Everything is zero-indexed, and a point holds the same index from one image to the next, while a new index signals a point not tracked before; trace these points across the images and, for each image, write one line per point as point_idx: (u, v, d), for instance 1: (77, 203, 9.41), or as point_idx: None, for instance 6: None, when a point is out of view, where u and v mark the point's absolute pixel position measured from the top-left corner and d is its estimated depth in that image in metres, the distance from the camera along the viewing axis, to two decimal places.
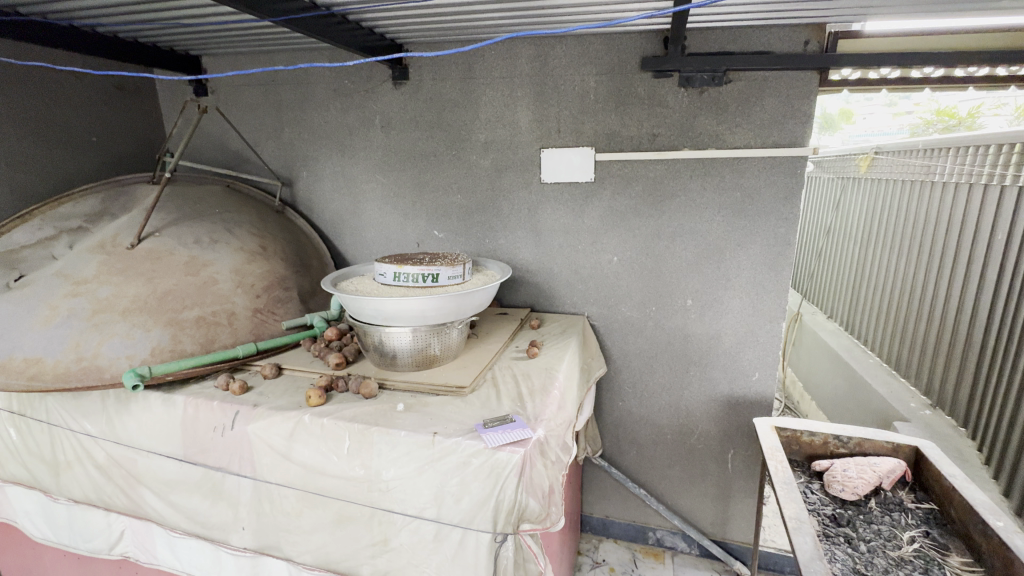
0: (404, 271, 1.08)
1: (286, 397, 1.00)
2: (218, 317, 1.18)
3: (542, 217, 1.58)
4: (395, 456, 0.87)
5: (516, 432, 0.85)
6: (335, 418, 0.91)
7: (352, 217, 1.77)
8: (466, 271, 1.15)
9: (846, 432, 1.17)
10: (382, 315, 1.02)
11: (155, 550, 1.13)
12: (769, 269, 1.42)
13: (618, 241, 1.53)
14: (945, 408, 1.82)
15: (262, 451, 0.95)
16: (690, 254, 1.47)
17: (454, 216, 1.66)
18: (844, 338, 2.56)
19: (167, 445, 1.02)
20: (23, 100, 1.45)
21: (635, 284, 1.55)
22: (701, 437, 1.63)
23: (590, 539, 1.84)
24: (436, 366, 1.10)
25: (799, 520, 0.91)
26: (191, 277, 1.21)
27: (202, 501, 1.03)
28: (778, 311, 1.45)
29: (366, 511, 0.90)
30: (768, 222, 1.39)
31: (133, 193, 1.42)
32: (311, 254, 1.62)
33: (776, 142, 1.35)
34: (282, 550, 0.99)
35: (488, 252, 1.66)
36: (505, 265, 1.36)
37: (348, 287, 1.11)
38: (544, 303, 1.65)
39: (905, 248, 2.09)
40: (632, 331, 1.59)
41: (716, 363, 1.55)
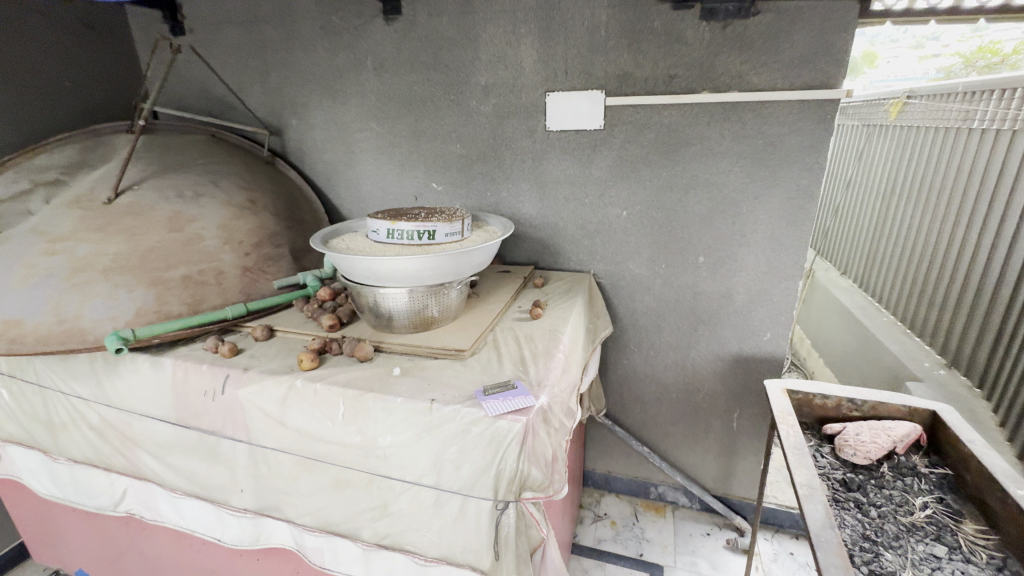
0: (399, 228, 1.00)
1: (278, 360, 0.96)
2: (206, 276, 1.12)
3: (547, 167, 1.48)
4: (391, 422, 0.83)
5: (517, 400, 0.80)
6: (328, 384, 0.87)
7: (346, 168, 1.67)
8: (465, 228, 1.08)
9: (861, 395, 1.13)
10: (375, 275, 0.96)
11: (158, 509, 1.13)
12: (788, 225, 1.33)
13: (627, 193, 1.43)
14: (960, 368, 1.77)
15: (255, 417, 0.91)
16: (704, 207, 1.38)
17: (453, 167, 1.57)
18: (857, 294, 2.49)
19: (159, 408, 0.99)
20: None
21: (644, 239, 1.47)
22: (706, 396, 1.60)
23: (592, 493, 1.87)
24: (434, 328, 1.05)
25: (810, 488, 0.88)
26: (175, 234, 1.14)
27: (199, 463, 1.01)
28: (795, 268, 1.37)
29: (364, 476, 0.87)
30: (790, 171, 1.29)
31: (111, 143, 1.33)
32: (305, 208, 1.55)
33: (806, 83, 1.22)
34: (282, 511, 0.98)
35: (490, 206, 1.58)
36: (507, 220, 1.28)
37: (339, 245, 1.05)
38: (548, 260, 1.58)
39: (931, 202, 1.98)
40: (639, 289, 1.53)
41: (726, 322, 1.49)
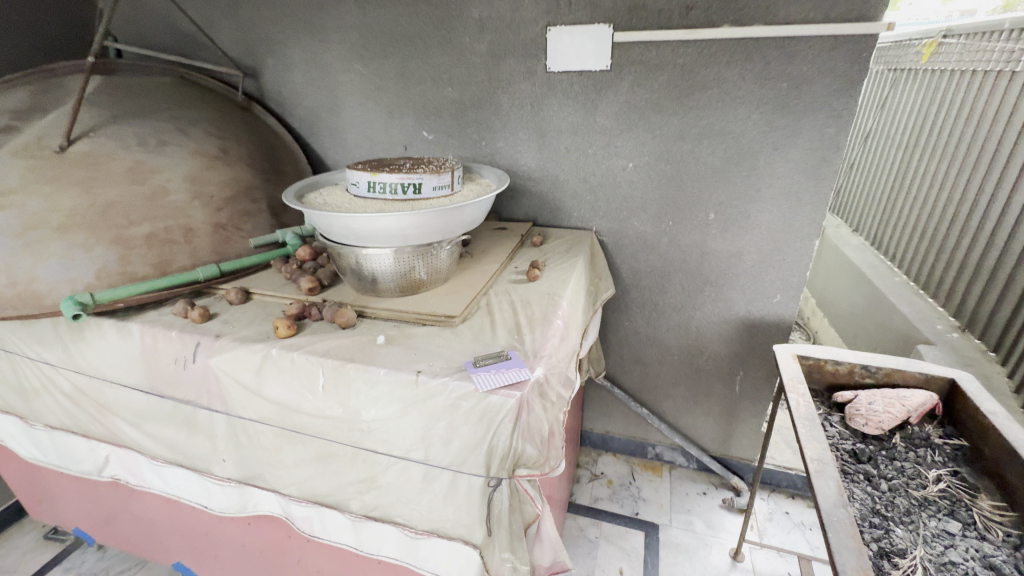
0: (380, 181, 0.90)
1: (252, 327, 0.89)
2: (173, 234, 1.03)
3: (547, 114, 1.35)
4: (375, 395, 0.77)
5: (510, 373, 0.74)
6: (306, 353, 0.80)
7: (328, 114, 1.53)
8: (455, 181, 0.97)
9: (875, 361, 1.07)
10: (354, 235, 0.87)
11: (142, 475, 1.10)
12: (808, 179, 1.22)
13: (634, 143, 1.31)
14: (975, 331, 1.70)
15: (230, 387, 0.85)
16: (718, 159, 1.27)
17: (445, 114, 1.43)
18: (869, 253, 2.40)
19: (130, 376, 0.93)
20: None
21: (651, 194, 1.36)
22: (709, 358, 1.55)
23: (590, 453, 1.86)
24: (423, 291, 0.97)
25: (821, 463, 0.83)
26: (137, 186, 1.03)
27: (178, 432, 0.96)
28: (813, 227, 1.27)
29: (349, 450, 0.82)
30: (815, 119, 1.16)
31: (62, 81, 1.18)
32: (285, 158, 1.42)
33: (840, 16, 1.08)
34: (266, 481, 0.94)
35: (485, 157, 1.46)
36: (503, 173, 1.17)
37: (315, 200, 0.95)
38: (547, 216, 1.48)
39: (957, 155, 1.85)
40: (644, 248, 1.44)
41: (734, 283, 1.41)
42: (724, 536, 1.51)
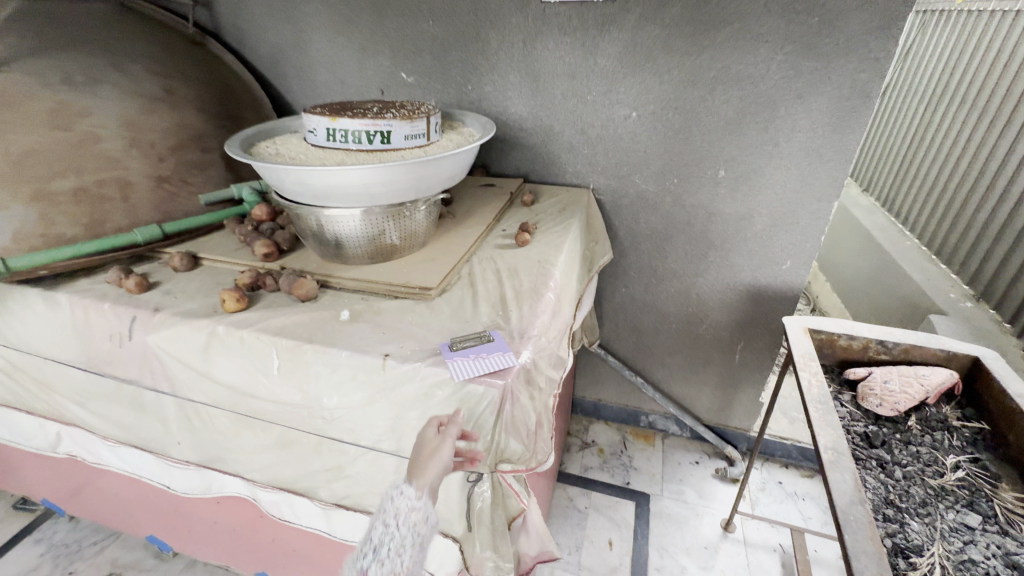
0: (341, 126, 0.76)
1: (199, 299, 0.77)
2: (107, 189, 0.90)
3: (541, 54, 1.18)
4: (337, 381, 0.66)
5: (492, 360, 0.64)
6: (258, 331, 0.69)
7: (294, 52, 1.35)
8: (431, 129, 0.84)
9: (893, 337, 0.98)
10: (311, 192, 0.74)
11: (99, 453, 1.01)
12: (833, 132, 1.09)
13: (638, 89, 1.16)
14: (990, 301, 1.61)
15: (174, 368, 0.74)
16: (733, 108, 1.12)
17: (425, 53, 1.26)
18: (879, 215, 2.28)
19: (65, 352, 0.82)
20: None
21: (655, 148, 1.22)
22: (709, 327, 1.46)
23: (581, 420, 1.81)
24: (396, 258, 0.86)
25: (836, 453, 0.75)
26: (60, 131, 0.87)
27: (126, 412, 0.87)
28: (833, 187, 1.15)
29: (313, 438, 0.73)
30: (847, 61, 1.01)
31: None
32: (246, 102, 1.26)
33: None
34: (227, 465, 0.86)
35: (471, 104, 1.30)
36: (488, 120, 1.03)
37: (267, 150, 0.81)
38: (540, 172, 1.34)
39: (982, 108, 1.71)
40: (645, 208, 1.32)
41: (741, 248, 1.30)
42: (715, 507, 1.48)
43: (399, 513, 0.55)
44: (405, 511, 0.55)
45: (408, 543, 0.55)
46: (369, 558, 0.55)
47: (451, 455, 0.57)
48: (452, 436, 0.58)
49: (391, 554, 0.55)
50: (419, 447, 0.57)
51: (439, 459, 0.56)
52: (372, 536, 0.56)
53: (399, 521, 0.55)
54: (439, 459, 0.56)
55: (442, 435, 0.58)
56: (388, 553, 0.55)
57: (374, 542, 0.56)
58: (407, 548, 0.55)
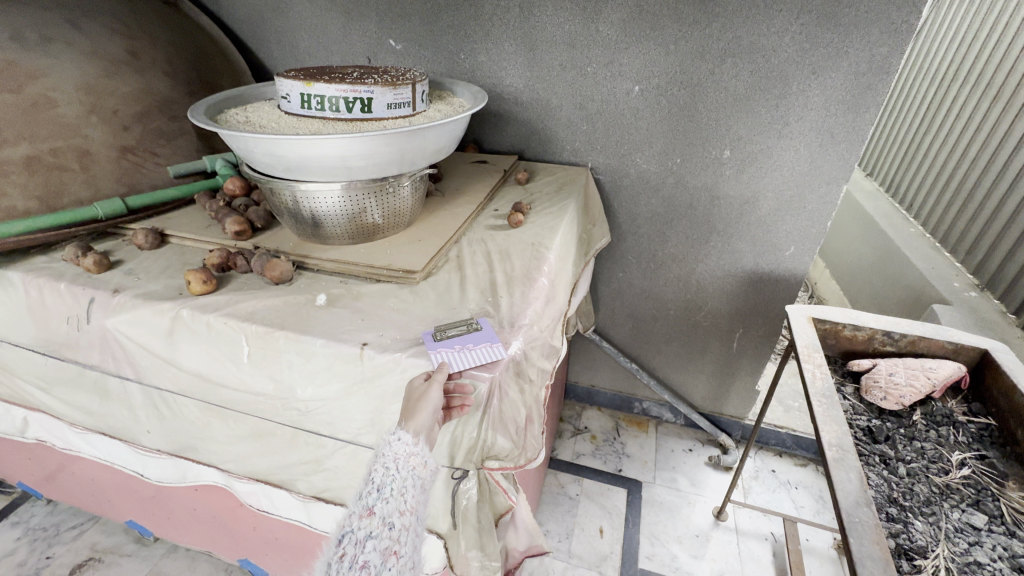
0: (316, 92, 0.69)
1: (163, 280, 0.71)
2: (64, 159, 0.83)
3: (539, 20, 1.11)
4: (311, 371, 0.61)
5: (479, 352, 0.59)
6: (226, 315, 0.64)
7: (274, 14, 1.26)
8: (417, 98, 0.77)
9: (900, 328, 0.94)
10: (283, 164, 0.68)
11: (68, 440, 0.96)
12: (847, 111, 1.03)
13: (642, 60, 1.09)
14: (994, 291, 1.57)
15: (137, 353, 0.69)
16: (743, 83, 1.06)
17: (415, 17, 1.18)
18: (882, 201, 2.23)
19: (21, 334, 0.76)
20: None
21: (658, 126, 1.16)
22: (708, 314, 1.42)
23: (574, 406, 1.78)
24: (380, 238, 0.80)
25: (841, 450, 0.71)
26: (8, 94, 0.79)
27: (92, 398, 0.81)
28: (843, 169, 1.09)
29: (288, 430, 0.69)
30: (866, 34, 0.95)
31: None
32: (221, 67, 1.17)
33: None
34: (201, 455, 0.82)
35: (464, 75, 1.22)
36: (480, 90, 0.96)
37: (237, 118, 0.74)
38: (536, 149, 1.28)
39: (994, 90, 1.65)
40: (646, 190, 1.26)
41: (745, 232, 1.24)
42: (708, 495, 1.46)
43: (398, 456, 0.51)
44: (403, 455, 0.51)
45: (410, 484, 0.51)
46: (372, 498, 0.50)
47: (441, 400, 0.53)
48: (440, 380, 0.54)
49: (396, 493, 0.50)
50: (407, 397, 0.54)
51: (429, 403, 0.52)
52: (372, 477, 0.51)
53: (398, 463, 0.51)
54: (429, 404, 0.52)
55: (430, 380, 0.54)
56: (393, 493, 0.50)
57: (375, 482, 0.51)
58: (410, 489, 0.51)
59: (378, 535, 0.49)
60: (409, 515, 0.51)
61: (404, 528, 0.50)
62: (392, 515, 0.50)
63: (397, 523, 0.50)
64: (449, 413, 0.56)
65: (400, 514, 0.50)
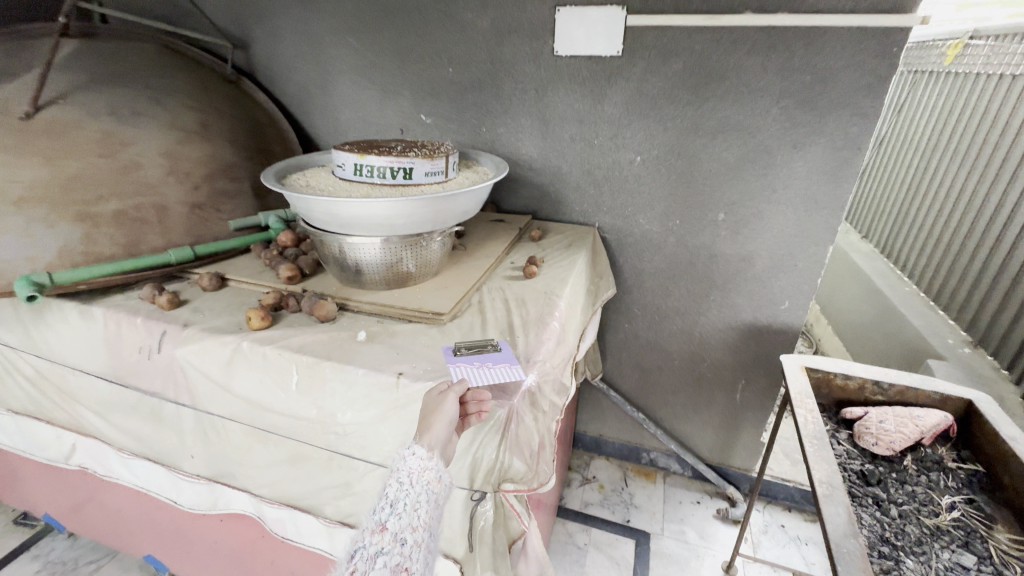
0: (368, 163, 0.83)
1: (225, 316, 0.82)
2: (144, 214, 0.97)
3: (553, 100, 1.27)
4: (351, 398, 0.70)
5: (498, 369, 0.69)
6: (280, 347, 0.74)
7: (321, 92, 1.45)
8: (449, 167, 0.90)
9: (888, 378, 1.01)
10: (338, 221, 0.80)
11: (110, 466, 1.04)
12: (828, 181, 1.15)
13: (643, 135, 1.24)
14: (987, 348, 1.63)
15: (198, 381, 0.79)
16: (733, 156, 1.20)
17: (443, 96, 1.36)
18: (879, 261, 2.34)
19: (94, 363, 0.87)
20: None
21: (658, 191, 1.29)
22: (711, 365, 1.49)
23: (582, 455, 1.81)
24: (411, 284, 0.91)
25: (831, 487, 0.77)
26: (104, 160, 0.95)
27: (145, 424, 0.90)
28: (829, 232, 1.20)
29: (324, 454, 0.77)
30: (840, 116, 1.09)
31: (30, 42, 1.10)
32: (274, 137, 1.35)
33: (872, 5, 1.00)
34: (237, 480, 0.89)
35: (485, 145, 1.39)
36: (501, 160, 1.10)
37: (298, 182, 0.88)
38: (548, 210, 1.41)
39: (974, 163, 1.79)
40: (649, 247, 1.37)
41: (742, 288, 1.34)
42: (716, 548, 1.46)
43: (412, 471, 0.57)
44: (417, 469, 0.57)
45: (424, 499, 0.57)
46: (385, 513, 0.56)
47: (456, 413, 0.60)
48: (454, 394, 0.61)
49: (408, 509, 0.56)
50: (423, 411, 0.61)
51: (443, 417, 0.59)
52: (386, 493, 0.57)
53: (412, 478, 0.57)
54: (443, 418, 0.59)
55: (445, 393, 0.62)
56: (405, 508, 0.56)
57: (389, 498, 0.57)
58: (422, 504, 0.57)
59: (389, 550, 0.54)
60: (420, 531, 0.56)
61: (416, 544, 0.55)
62: (404, 531, 0.55)
63: (408, 538, 0.55)
64: (466, 421, 0.64)
65: (411, 530, 0.55)
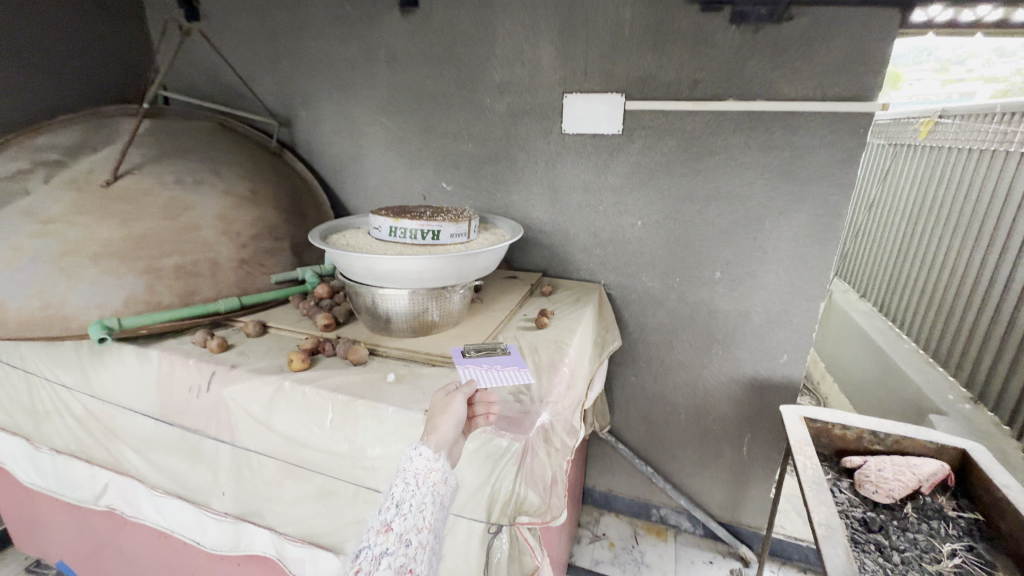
0: (401, 226, 0.96)
1: (267, 359, 0.91)
2: (199, 267, 1.09)
3: (561, 171, 1.42)
4: (381, 433, 0.77)
5: (506, 372, 0.80)
6: (319, 387, 0.82)
7: (354, 163, 1.63)
8: (471, 229, 1.03)
9: (884, 428, 1.05)
10: (374, 275, 0.91)
11: (139, 506, 1.09)
12: (814, 244, 1.26)
13: (643, 202, 1.37)
14: (987, 404, 1.67)
15: (240, 417, 0.86)
16: (726, 221, 1.32)
17: (463, 167, 1.52)
18: (878, 320, 2.41)
19: (143, 402, 0.95)
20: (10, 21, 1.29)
21: (659, 252, 1.41)
22: (717, 418, 1.53)
23: (591, 511, 1.81)
24: (434, 333, 1.00)
25: (829, 528, 0.81)
26: (169, 222, 1.09)
27: (181, 462, 0.97)
28: (819, 289, 1.29)
29: (351, 489, 0.82)
30: (818, 187, 1.21)
31: (111, 123, 1.28)
32: (311, 202, 1.50)
33: (839, 94, 1.15)
34: (264, 518, 0.93)
35: (499, 209, 1.53)
36: (516, 223, 1.23)
37: (339, 241, 1.00)
38: (557, 268, 1.53)
39: (959, 228, 1.91)
40: (652, 304, 1.47)
41: (741, 342, 1.42)
42: None
43: (418, 472, 0.62)
44: (423, 471, 0.62)
45: (429, 501, 0.61)
46: (391, 514, 0.60)
47: (462, 413, 0.67)
48: (462, 395, 0.69)
49: (413, 510, 0.60)
50: (431, 412, 0.68)
51: (449, 417, 0.66)
52: (393, 494, 0.61)
53: (418, 479, 0.61)
54: (450, 419, 0.66)
55: (453, 394, 0.69)
56: (410, 510, 0.60)
57: (395, 499, 0.61)
58: (427, 506, 0.61)
59: (394, 551, 0.57)
60: (424, 533, 0.59)
61: (420, 545, 0.59)
62: (409, 532, 0.59)
63: (412, 539, 0.58)
64: (473, 422, 0.70)
65: (416, 532, 0.59)
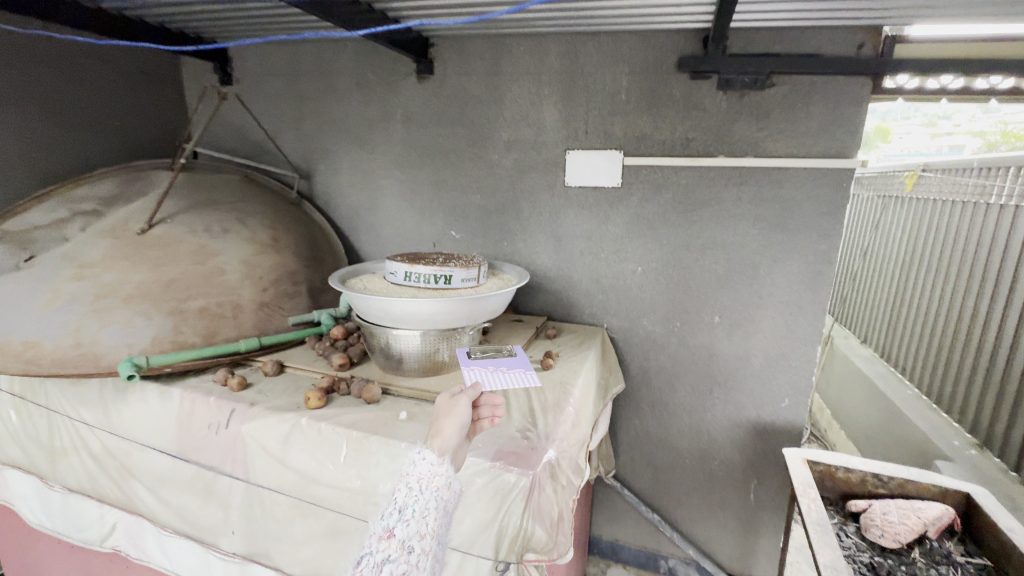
0: (416, 271, 1.02)
1: (285, 397, 0.95)
2: (222, 309, 1.15)
3: (564, 221, 1.51)
4: (393, 469, 0.80)
5: (513, 374, 0.82)
6: (334, 424, 0.86)
7: (368, 212, 1.72)
8: (480, 274, 1.09)
9: (887, 471, 1.07)
10: (389, 316, 0.97)
11: (145, 547, 1.09)
12: (807, 290, 1.32)
13: (643, 250, 1.45)
14: (993, 450, 1.66)
15: (256, 454, 0.89)
16: (722, 268, 1.38)
17: (472, 217, 1.61)
18: (880, 365, 2.42)
19: (162, 439, 0.98)
20: (61, 85, 1.42)
21: (659, 297, 1.46)
22: (722, 463, 1.53)
23: (598, 562, 1.76)
24: (443, 373, 1.05)
25: (834, 571, 0.82)
26: (196, 266, 1.16)
27: (194, 500, 0.98)
28: (814, 334, 1.34)
29: (361, 526, 0.84)
30: (808, 237, 1.29)
31: (146, 176, 1.38)
32: (326, 249, 1.58)
33: (821, 152, 1.24)
34: (271, 559, 0.94)
35: (505, 256, 1.60)
36: (522, 269, 1.29)
37: (356, 285, 1.06)
38: (561, 313, 1.58)
39: (951, 276, 1.97)
40: (653, 347, 1.51)
41: (742, 386, 1.44)
42: None
43: (422, 477, 0.63)
44: (427, 476, 0.63)
45: (433, 506, 0.62)
46: (393, 520, 0.61)
47: (466, 416, 0.69)
48: (467, 398, 0.70)
49: (416, 516, 0.61)
50: (436, 413, 0.70)
51: (454, 420, 0.68)
52: (396, 499, 0.63)
53: (422, 484, 0.63)
54: (455, 422, 0.68)
55: (459, 396, 0.71)
56: (413, 515, 0.61)
57: (398, 504, 0.62)
58: (430, 512, 0.62)
59: (395, 558, 0.58)
60: (427, 540, 0.61)
61: (423, 552, 0.60)
62: (412, 539, 0.60)
63: (415, 545, 0.59)
64: (478, 424, 0.73)
65: (418, 538, 0.60)
